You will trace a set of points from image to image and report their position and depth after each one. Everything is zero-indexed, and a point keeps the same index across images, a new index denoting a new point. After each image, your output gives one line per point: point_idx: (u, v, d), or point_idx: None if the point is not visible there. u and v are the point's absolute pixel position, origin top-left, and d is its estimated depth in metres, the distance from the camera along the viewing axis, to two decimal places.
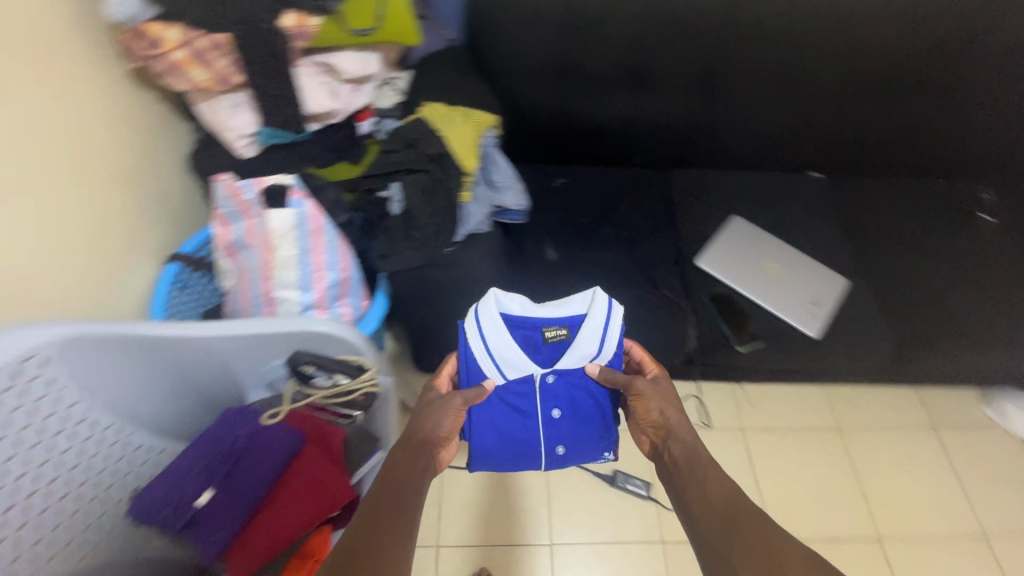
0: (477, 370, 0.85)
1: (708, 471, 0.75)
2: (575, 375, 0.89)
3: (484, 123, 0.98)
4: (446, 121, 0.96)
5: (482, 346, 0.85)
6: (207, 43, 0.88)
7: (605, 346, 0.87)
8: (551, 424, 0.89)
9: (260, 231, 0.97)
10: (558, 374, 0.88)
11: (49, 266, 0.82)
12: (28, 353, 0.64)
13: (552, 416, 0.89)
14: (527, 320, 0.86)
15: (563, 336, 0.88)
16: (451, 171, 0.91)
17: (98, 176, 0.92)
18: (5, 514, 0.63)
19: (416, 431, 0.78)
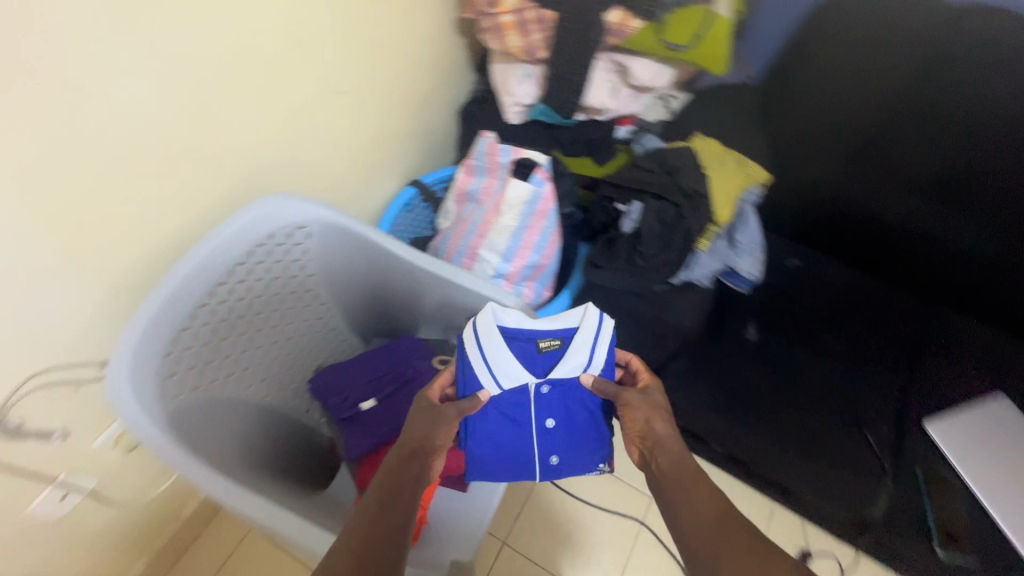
0: (473, 379, 0.74)
1: (699, 484, 0.66)
2: (572, 382, 0.76)
3: (754, 182, 0.90)
4: (717, 164, 0.89)
5: (478, 352, 0.73)
6: (534, 15, 0.94)
7: (599, 358, 0.75)
8: (546, 435, 0.76)
9: (496, 193, 1.03)
10: (553, 383, 0.76)
11: (337, 156, 0.97)
12: (301, 224, 0.79)
13: (546, 426, 0.77)
14: (521, 332, 0.75)
15: (556, 346, 0.76)
16: (699, 215, 0.86)
17: (397, 97, 1.05)
18: (238, 337, 0.76)
19: (411, 438, 0.68)
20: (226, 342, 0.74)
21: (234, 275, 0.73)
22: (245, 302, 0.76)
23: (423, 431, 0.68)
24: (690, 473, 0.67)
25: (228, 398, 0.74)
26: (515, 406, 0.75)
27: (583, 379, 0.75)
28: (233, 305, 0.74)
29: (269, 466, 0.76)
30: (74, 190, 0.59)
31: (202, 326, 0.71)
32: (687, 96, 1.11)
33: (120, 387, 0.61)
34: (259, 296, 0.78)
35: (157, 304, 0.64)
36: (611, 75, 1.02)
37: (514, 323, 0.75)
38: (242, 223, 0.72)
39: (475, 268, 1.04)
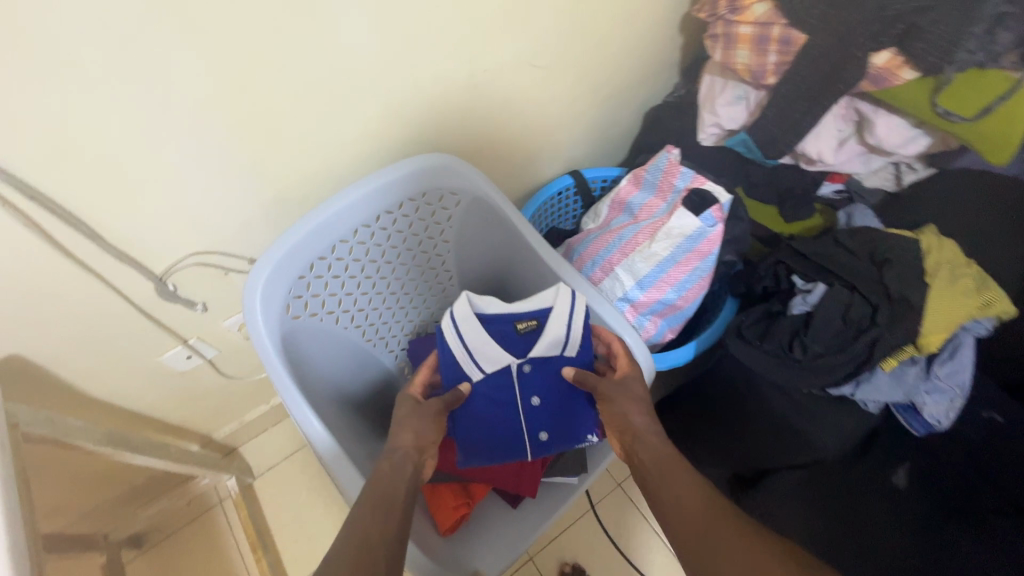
0: (459, 369, 0.73)
1: (678, 474, 0.61)
2: (558, 358, 0.74)
3: (993, 312, 0.69)
4: (950, 274, 0.69)
5: (461, 343, 0.72)
6: (780, 34, 0.79)
7: (577, 328, 0.73)
8: (533, 413, 0.74)
9: (657, 216, 0.93)
10: (535, 360, 0.74)
11: (512, 125, 0.93)
12: (455, 188, 0.78)
13: (531, 404, 0.74)
14: (495, 316, 0.74)
15: (535, 327, 0.74)
16: (899, 324, 0.67)
17: (591, 80, 0.98)
18: (365, 280, 0.78)
19: (399, 436, 0.65)
20: (353, 281, 0.76)
21: (379, 221, 0.74)
22: (381, 249, 0.77)
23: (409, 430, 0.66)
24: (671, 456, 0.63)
25: (338, 333, 0.77)
26: (497, 388, 0.73)
27: (566, 352, 0.73)
28: (370, 249, 0.76)
29: (349, 409, 0.78)
30: (275, 99, 0.63)
31: (338, 260, 0.73)
32: (930, 172, 0.89)
33: (254, 293, 0.65)
34: (395, 247, 0.79)
35: (307, 228, 0.68)
36: (844, 124, 0.85)
37: (487, 308, 0.74)
38: (401, 174, 0.73)
39: (605, 284, 0.96)
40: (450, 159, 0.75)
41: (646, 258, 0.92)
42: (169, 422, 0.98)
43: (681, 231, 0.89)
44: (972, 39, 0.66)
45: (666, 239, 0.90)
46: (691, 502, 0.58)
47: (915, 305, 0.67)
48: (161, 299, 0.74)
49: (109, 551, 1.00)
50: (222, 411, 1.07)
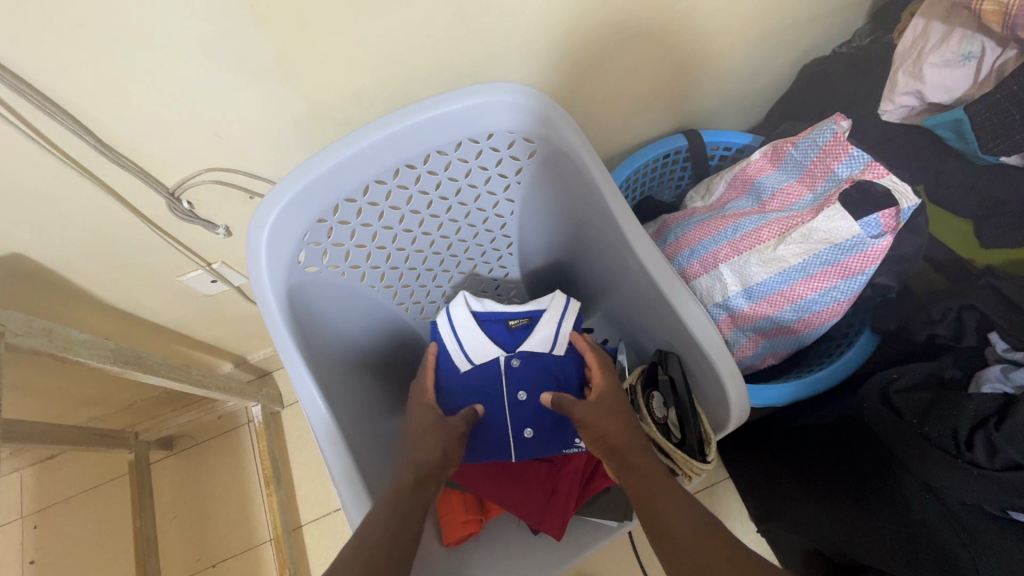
0: (450, 363, 0.64)
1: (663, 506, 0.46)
2: (547, 358, 0.63)
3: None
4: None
5: (453, 339, 0.64)
6: None
7: (569, 328, 0.64)
8: (518, 408, 0.62)
9: (796, 209, 0.69)
10: (525, 354, 0.64)
11: (623, 59, 0.71)
12: (530, 135, 0.59)
13: (518, 399, 0.62)
14: (488, 311, 0.65)
15: (528, 326, 0.65)
16: None
17: (743, 9, 0.72)
18: (405, 235, 0.63)
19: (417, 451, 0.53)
20: (388, 234, 0.62)
21: (428, 163, 0.58)
22: (426, 199, 0.61)
23: (427, 445, 0.54)
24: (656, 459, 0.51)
25: (363, 292, 0.64)
26: (482, 378, 0.63)
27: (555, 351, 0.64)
28: (412, 198, 0.60)
29: (366, 380, 0.66)
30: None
31: (370, 206, 0.58)
32: None
33: (258, 237, 0.52)
34: (445, 200, 0.63)
35: (334, 160, 0.53)
36: None
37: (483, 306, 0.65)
38: (462, 105, 0.55)
39: (701, 282, 0.76)
40: (527, 93, 0.56)
41: (766, 262, 0.69)
42: (200, 339, 0.94)
43: (827, 236, 0.65)
44: None
45: (801, 243, 0.67)
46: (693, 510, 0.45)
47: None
48: (177, 216, 0.63)
49: (137, 451, 1.01)
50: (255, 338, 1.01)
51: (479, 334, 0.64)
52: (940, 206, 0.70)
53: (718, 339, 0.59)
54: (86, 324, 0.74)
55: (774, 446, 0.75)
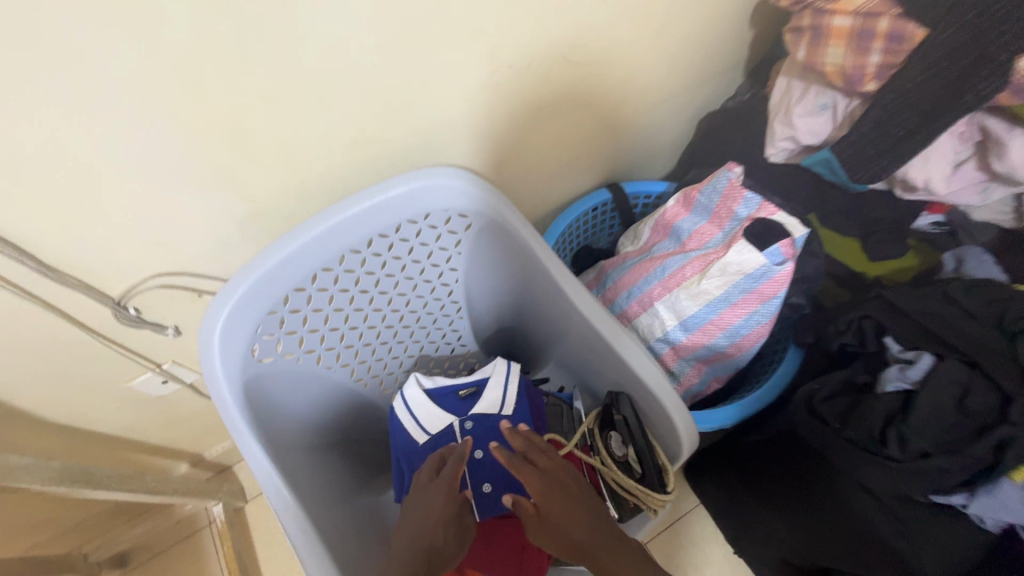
0: (408, 439, 0.64)
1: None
2: (497, 419, 0.64)
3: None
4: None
5: (409, 416, 0.65)
6: (888, 27, 0.62)
7: (514, 387, 0.65)
8: (476, 467, 0.63)
9: (710, 247, 0.77)
10: (476, 416, 0.64)
11: (542, 132, 0.79)
12: (464, 210, 0.64)
13: (474, 458, 0.63)
14: (439, 385, 0.66)
15: (477, 393, 0.66)
16: None
17: (640, 80, 0.83)
18: (356, 315, 0.65)
19: (429, 546, 0.52)
20: (340, 317, 0.64)
21: (371, 246, 0.62)
22: (373, 279, 0.64)
23: (441, 544, 0.52)
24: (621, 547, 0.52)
25: (320, 376, 0.65)
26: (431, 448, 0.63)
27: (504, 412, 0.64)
28: (360, 279, 0.63)
29: (332, 464, 0.66)
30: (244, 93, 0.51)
31: (320, 292, 0.61)
32: None
33: (210, 337, 0.53)
34: (392, 277, 0.66)
35: (280, 255, 0.56)
36: (964, 144, 0.66)
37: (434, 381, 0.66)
38: (397, 191, 0.60)
39: (641, 321, 0.82)
40: (450, 173, 0.62)
41: (694, 296, 0.76)
42: (152, 443, 0.90)
43: (740, 268, 0.73)
44: None
45: (720, 277, 0.74)
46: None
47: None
48: (123, 323, 0.64)
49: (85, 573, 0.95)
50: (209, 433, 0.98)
51: (430, 407, 0.65)
52: (832, 229, 0.80)
53: (661, 373, 0.64)
54: (26, 445, 0.71)
55: (732, 467, 0.80)
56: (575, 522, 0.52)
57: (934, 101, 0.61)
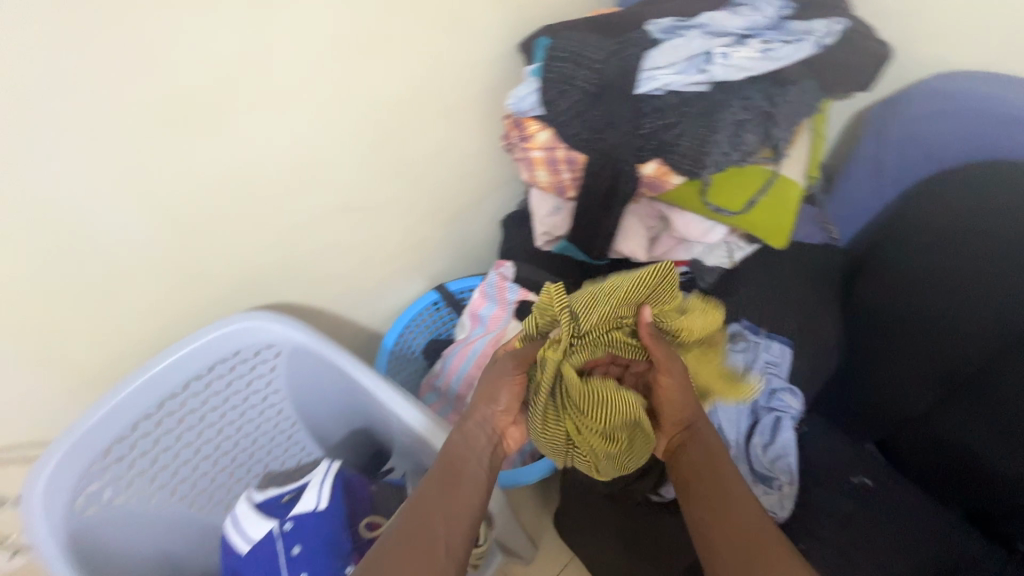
0: (233, 550, 0.72)
1: (721, 484, 0.58)
2: (312, 515, 0.72)
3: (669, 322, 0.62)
4: (588, 399, 0.58)
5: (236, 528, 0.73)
6: (564, 156, 0.85)
7: (330, 482, 0.74)
8: (293, 563, 0.70)
9: (501, 327, 1.00)
10: (296, 519, 0.72)
11: (353, 265, 0.96)
12: (269, 344, 0.79)
13: (291, 554, 0.70)
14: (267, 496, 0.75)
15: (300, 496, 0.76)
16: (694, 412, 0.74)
17: (434, 210, 1.03)
18: (181, 444, 0.78)
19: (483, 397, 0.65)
20: (169, 450, 0.77)
21: (187, 388, 0.75)
22: (197, 413, 0.78)
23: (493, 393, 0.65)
24: (724, 489, 0.58)
25: (156, 511, 0.77)
26: (257, 552, 0.70)
27: (317, 508, 0.72)
28: (183, 417, 0.77)
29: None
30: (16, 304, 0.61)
31: (140, 437, 0.73)
32: (754, 247, 0.90)
33: (29, 500, 0.63)
34: (214, 407, 0.80)
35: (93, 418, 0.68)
36: (653, 221, 0.89)
37: (264, 494, 0.75)
38: (210, 340, 0.74)
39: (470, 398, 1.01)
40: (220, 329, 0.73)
41: None
42: None
43: None
44: (716, 146, 0.75)
45: None
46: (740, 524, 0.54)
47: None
48: None
49: None
50: None
51: (250, 515, 0.72)
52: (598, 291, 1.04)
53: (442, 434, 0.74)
54: None
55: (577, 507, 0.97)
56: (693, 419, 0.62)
57: (604, 199, 0.85)
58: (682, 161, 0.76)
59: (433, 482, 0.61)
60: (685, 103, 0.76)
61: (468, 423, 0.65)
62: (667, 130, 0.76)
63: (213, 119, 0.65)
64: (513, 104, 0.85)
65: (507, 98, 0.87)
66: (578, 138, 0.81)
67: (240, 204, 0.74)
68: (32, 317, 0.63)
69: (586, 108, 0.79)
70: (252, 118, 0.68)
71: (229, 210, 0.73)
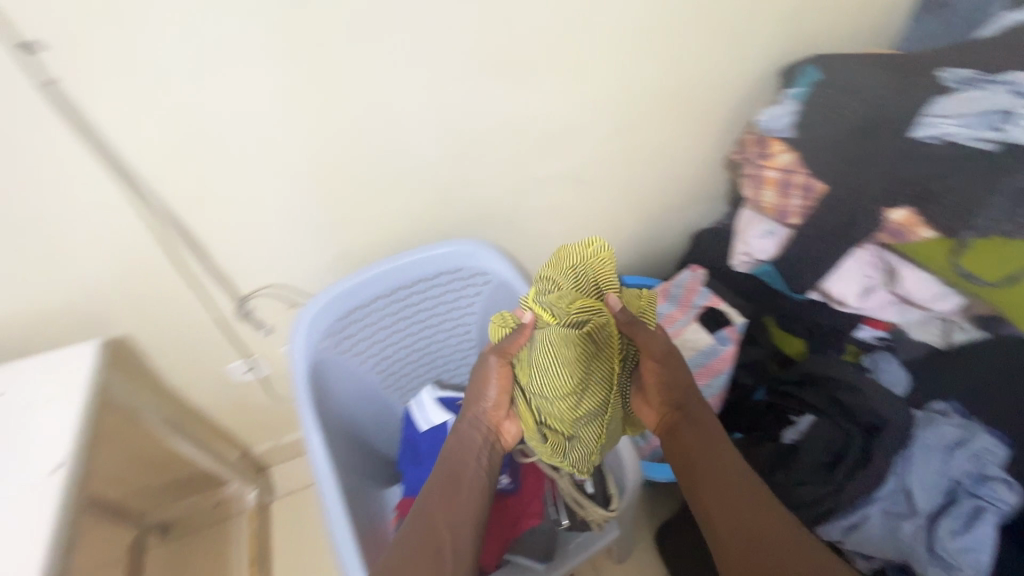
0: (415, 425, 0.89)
1: (724, 467, 0.64)
2: None
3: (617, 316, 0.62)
4: (574, 393, 0.63)
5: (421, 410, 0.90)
6: (802, 181, 0.88)
7: None
8: None
9: (677, 327, 0.97)
10: None
11: (560, 230, 1.05)
12: (484, 271, 0.92)
13: None
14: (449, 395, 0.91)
15: None
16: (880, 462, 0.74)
17: (640, 203, 1.09)
18: (394, 330, 0.94)
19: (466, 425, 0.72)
20: (385, 331, 0.93)
21: (415, 286, 0.91)
22: (413, 309, 0.94)
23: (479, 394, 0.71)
24: (725, 479, 0.63)
25: (363, 376, 0.94)
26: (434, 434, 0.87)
27: None
28: (403, 308, 0.93)
29: (352, 435, 0.92)
30: (346, 177, 0.78)
31: (373, 312, 0.90)
32: (981, 333, 0.77)
33: (301, 329, 0.81)
34: (425, 309, 0.95)
35: (354, 284, 0.85)
36: (873, 271, 0.85)
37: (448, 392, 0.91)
38: (434, 252, 0.88)
39: None
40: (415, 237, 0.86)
41: None
42: (221, 425, 1.13)
43: (694, 344, 0.94)
44: (989, 210, 0.68)
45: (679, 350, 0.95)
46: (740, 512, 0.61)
47: (875, 469, 0.73)
48: (236, 316, 0.92)
49: (138, 532, 1.15)
50: (254, 429, 1.20)
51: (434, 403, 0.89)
52: (783, 326, 0.99)
53: None
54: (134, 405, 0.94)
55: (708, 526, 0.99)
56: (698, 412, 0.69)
57: (833, 233, 0.85)
58: (941, 214, 0.72)
59: (437, 485, 0.69)
60: (966, 156, 0.70)
61: (463, 427, 0.72)
62: (934, 179, 0.72)
63: (523, 70, 0.76)
64: (765, 120, 0.91)
65: (759, 116, 0.93)
66: (827, 166, 0.84)
67: (509, 147, 0.85)
68: (347, 192, 0.80)
69: (848, 138, 0.82)
70: (553, 78, 0.79)
71: (499, 150, 0.85)
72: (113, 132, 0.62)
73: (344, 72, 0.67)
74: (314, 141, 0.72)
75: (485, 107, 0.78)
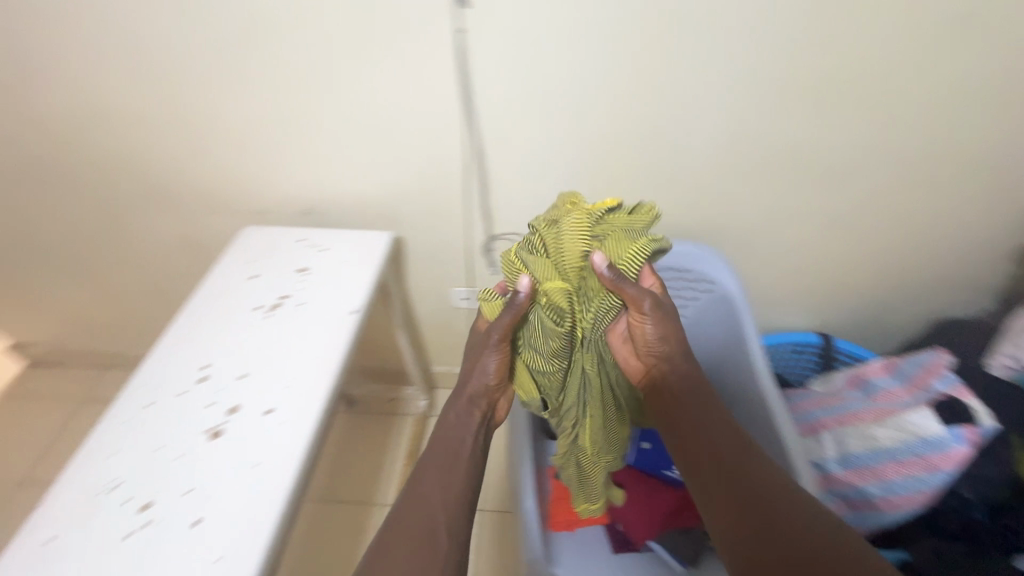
0: None
1: (708, 424, 0.69)
2: None
3: (620, 257, 0.66)
4: (568, 340, 0.69)
5: None
6: None
7: None
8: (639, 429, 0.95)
9: (897, 405, 0.90)
10: None
11: (790, 264, 1.04)
12: (708, 279, 0.96)
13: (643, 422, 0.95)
14: None
15: None
16: None
17: (887, 265, 1.03)
18: None
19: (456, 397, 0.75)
20: None
21: None
22: None
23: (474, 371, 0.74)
24: (699, 433, 0.68)
25: None
26: None
27: None
28: None
29: None
30: (625, 154, 0.88)
31: None
32: None
33: None
34: None
35: None
36: None
37: None
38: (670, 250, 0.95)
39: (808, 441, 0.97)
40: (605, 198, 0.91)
41: (863, 437, 0.90)
42: (423, 337, 1.33)
43: (916, 428, 0.84)
44: None
45: (894, 429, 0.87)
46: (712, 460, 0.66)
47: None
48: (480, 250, 1.06)
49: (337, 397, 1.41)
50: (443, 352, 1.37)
51: None
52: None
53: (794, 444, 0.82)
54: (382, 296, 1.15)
55: None
56: (676, 365, 0.71)
57: None
58: None
59: (433, 467, 0.69)
60: None
61: (461, 403, 0.74)
62: None
63: (822, 96, 0.80)
64: None
65: None
66: None
67: (778, 166, 0.88)
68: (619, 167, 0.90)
69: None
70: (848, 111, 0.82)
71: (768, 167, 0.88)
72: (477, 72, 0.79)
73: (666, 64, 0.77)
74: (614, 116, 0.83)
75: (776, 112, 0.82)
